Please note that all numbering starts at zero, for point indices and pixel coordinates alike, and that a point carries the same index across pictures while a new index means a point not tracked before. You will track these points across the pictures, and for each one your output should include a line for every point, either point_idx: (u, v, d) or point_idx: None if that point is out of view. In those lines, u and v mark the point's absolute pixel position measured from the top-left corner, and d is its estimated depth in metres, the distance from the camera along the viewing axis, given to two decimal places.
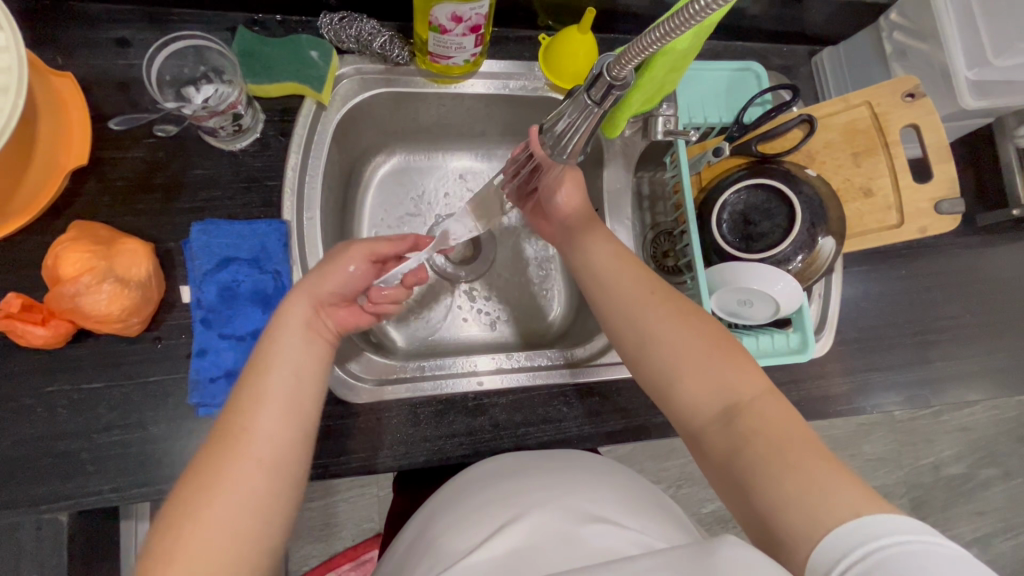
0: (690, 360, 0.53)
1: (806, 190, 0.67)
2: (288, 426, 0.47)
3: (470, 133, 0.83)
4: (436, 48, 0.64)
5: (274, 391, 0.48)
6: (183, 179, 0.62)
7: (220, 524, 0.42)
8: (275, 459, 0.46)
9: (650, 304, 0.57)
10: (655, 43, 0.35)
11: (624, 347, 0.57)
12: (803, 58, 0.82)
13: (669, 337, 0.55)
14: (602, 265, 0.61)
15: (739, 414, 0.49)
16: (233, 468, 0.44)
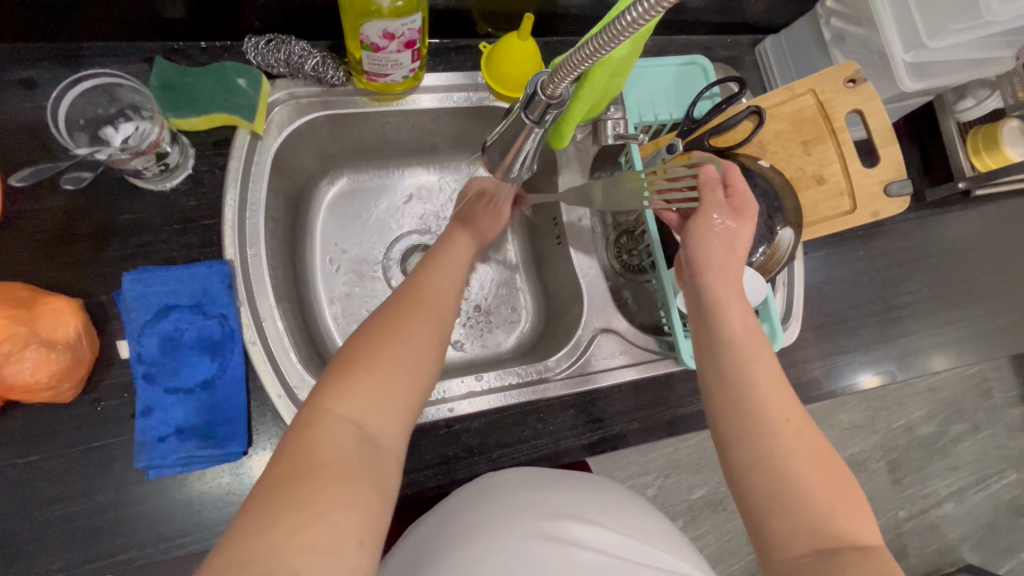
0: (810, 495, 0.47)
1: (761, 184, 0.66)
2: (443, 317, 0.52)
3: (421, 147, 0.80)
4: (372, 67, 0.61)
5: (438, 277, 0.55)
6: (111, 226, 0.58)
7: (396, 360, 0.45)
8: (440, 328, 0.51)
9: (785, 419, 0.49)
10: (587, 59, 0.34)
11: (734, 448, 0.51)
12: (746, 47, 0.82)
13: (795, 458, 0.48)
14: (734, 352, 0.53)
15: (841, 558, 0.45)
16: (408, 342, 0.47)
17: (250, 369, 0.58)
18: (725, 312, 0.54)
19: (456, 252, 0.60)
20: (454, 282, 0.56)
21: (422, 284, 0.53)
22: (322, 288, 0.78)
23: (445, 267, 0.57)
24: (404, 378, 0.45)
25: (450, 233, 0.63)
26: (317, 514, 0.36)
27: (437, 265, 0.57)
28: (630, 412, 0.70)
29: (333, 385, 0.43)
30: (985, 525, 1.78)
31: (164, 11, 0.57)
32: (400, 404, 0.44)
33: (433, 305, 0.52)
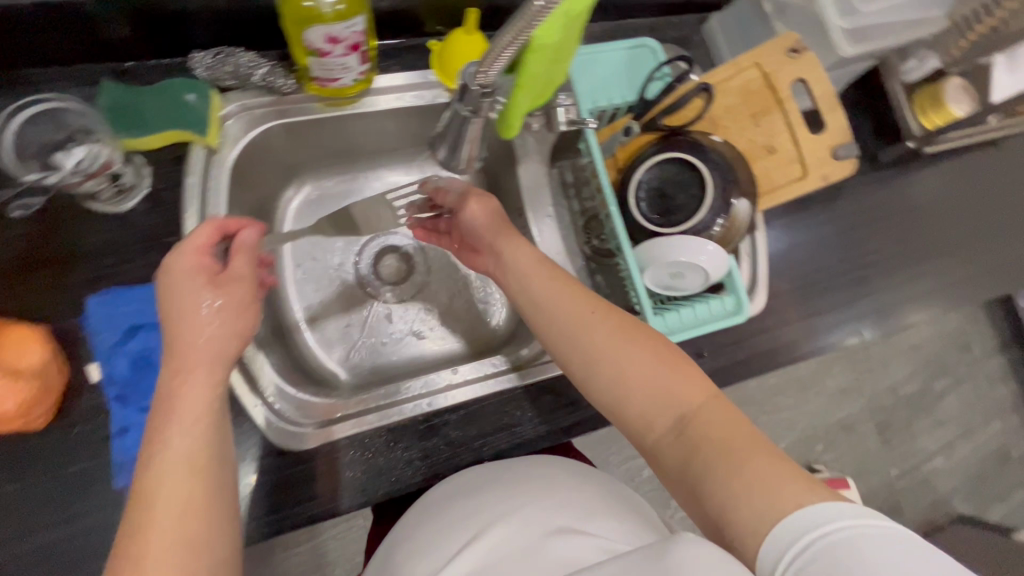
0: (635, 374, 0.50)
1: (716, 159, 0.68)
2: (194, 462, 0.43)
3: (382, 149, 0.81)
4: (320, 72, 0.62)
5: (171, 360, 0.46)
6: (71, 251, 0.58)
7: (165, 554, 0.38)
8: (195, 471, 0.42)
9: (613, 341, 0.52)
10: (510, 48, 0.35)
11: (573, 372, 0.54)
12: (694, 27, 0.84)
13: (615, 353, 0.51)
14: (546, 287, 0.57)
15: (689, 422, 0.47)
16: (162, 519, 0.40)
17: None
18: (543, 306, 0.57)
19: (191, 403, 0.45)
20: (190, 472, 0.42)
21: (150, 504, 0.40)
22: (295, 298, 0.79)
23: (178, 445, 0.43)
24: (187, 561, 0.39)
25: (181, 363, 0.47)
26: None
27: (158, 446, 0.42)
28: None
29: None
30: (973, 476, 1.83)
31: (107, 31, 0.57)
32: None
33: (171, 536, 0.39)
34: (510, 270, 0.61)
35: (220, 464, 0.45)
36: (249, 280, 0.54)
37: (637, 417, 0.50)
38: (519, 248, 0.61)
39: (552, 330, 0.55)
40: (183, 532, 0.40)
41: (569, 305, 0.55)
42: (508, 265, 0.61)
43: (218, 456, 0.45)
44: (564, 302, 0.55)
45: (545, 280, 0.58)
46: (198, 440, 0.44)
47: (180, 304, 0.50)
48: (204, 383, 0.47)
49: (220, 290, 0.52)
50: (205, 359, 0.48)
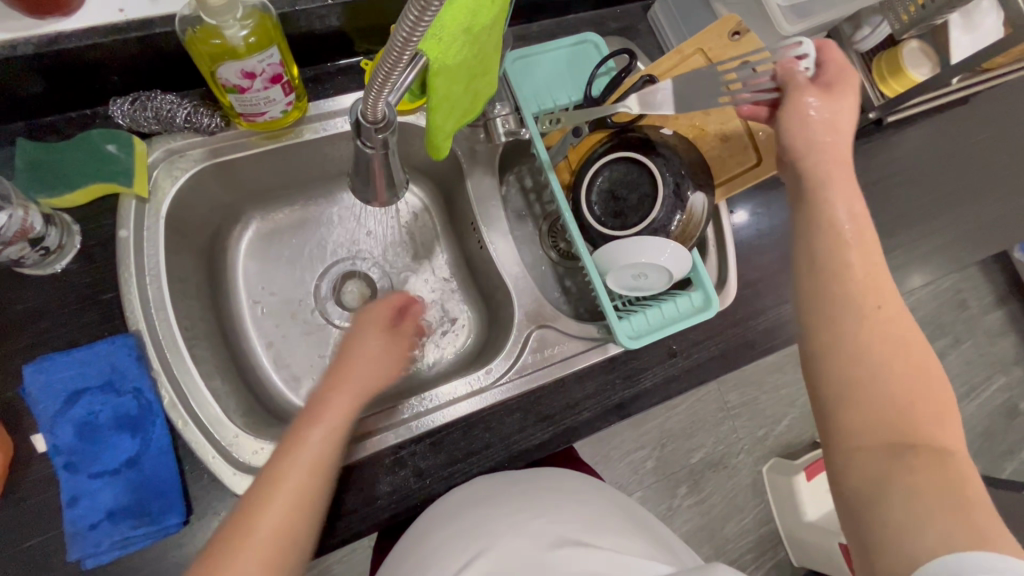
0: (889, 385, 0.42)
1: (668, 155, 0.66)
2: (320, 463, 0.49)
3: (329, 175, 0.79)
4: (244, 108, 0.60)
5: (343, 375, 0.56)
6: (6, 319, 0.56)
7: (269, 527, 0.44)
8: (318, 469, 0.48)
9: (893, 334, 0.43)
10: (390, 76, 0.33)
11: (819, 341, 0.45)
12: (638, 14, 0.81)
13: (878, 352, 0.43)
14: (832, 238, 0.47)
15: (917, 454, 0.40)
16: (280, 500, 0.46)
17: (176, 436, 0.57)
18: (826, 262, 0.46)
19: (324, 435, 0.50)
20: (309, 486, 0.47)
21: (276, 490, 0.46)
22: (255, 336, 0.77)
23: (311, 452, 0.49)
24: (273, 540, 0.44)
25: (335, 379, 0.55)
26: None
27: (297, 450, 0.48)
28: (578, 404, 0.69)
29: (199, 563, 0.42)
30: (980, 433, 1.81)
31: (17, 90, 0.55)
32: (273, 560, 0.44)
33: (281, 528, 0.45)
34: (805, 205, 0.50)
35: (328, 486, 0.49)
36: (400, 352, 0.62)
37: (849, 409, 0.43)
38: (841, 178, 0.49)
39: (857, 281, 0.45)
40: (284, 526, 0.45)
41: (864, 268, 0.45)
42: (800, 175, 0.51)
43: (329, 481, 0.49)
44: (862, 264, 0.45)
45: (847, 229, 0.47)
46: (321, 462, 0.49)
47: (357, 336, 0.60)
48: (350, 408, 0.53)
49: (387, 343, 0.61)
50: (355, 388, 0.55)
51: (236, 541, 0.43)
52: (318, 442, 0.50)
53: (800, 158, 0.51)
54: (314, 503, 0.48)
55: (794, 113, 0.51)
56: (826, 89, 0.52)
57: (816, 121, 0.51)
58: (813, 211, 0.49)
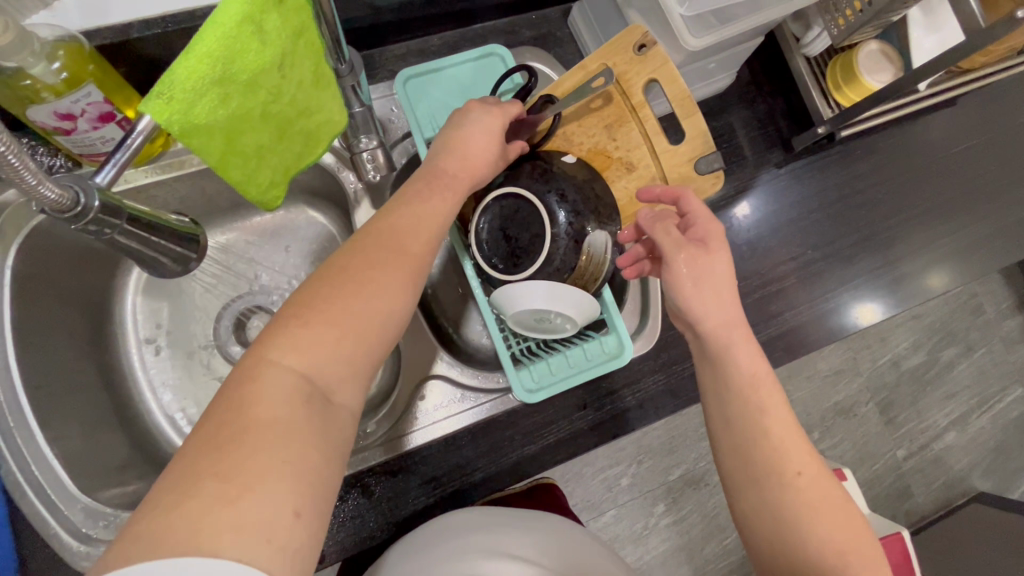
0: (817, 538, 0.45)
1: (567, 191, 0.58)
2: (405, 266, 0.44)
3: (219, 207, 0.74)
4: (81, 149, 0.54)
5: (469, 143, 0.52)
6: None
7: (342, 325, 0.39)
8: (406, 274, 0.44)
9: (810, 490, 0.46)
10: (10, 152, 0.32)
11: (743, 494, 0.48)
12: (558, 21, 0.73)
13: (807, 510, 0.45)
14: (744, 395, 0.48)
15: None
16: (351, 296, 0.40)
17: (15, 505, 0.58)
18: (758, 424, 0.47)
19: (437, 207, 0.48)
20: (393, 290, 0.42)
21: (347, 285, 0.41)
22: (145, 380, 0.72)
23: (408, 237, 0.45)
24: (351, 336, 0.39)
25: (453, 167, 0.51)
26: (249, 482, 0.32)
27: (401, 230, 0.45)
28: (471, 460, 0.64)
29: (267, 348, 0.37)
30: (994, 449, 1.54)
31: None
32: (345, 363, 0.39)
33: (368, 318, 0.40)
34: (712, 375, 0.50)
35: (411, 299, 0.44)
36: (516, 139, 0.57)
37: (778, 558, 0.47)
38: (743, 341, 0.48)
39: (757, 459, 0.47)
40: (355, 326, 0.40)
41: (777, 431, 0.47)
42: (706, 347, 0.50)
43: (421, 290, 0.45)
44: (776, 428, 0.47)
45: (765, 398, 0.47)
46: (431, 232, 0.47)
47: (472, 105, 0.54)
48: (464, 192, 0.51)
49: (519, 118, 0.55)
50: (479, 169, 0.53)
51: (299, 323, 0.38)
52: (422, 217, 0.47)
53: (697, 321, 0.49)
54: (420, 275, 0.45)
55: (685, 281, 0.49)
56: (701, 240, 0.50)
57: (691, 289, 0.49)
58: (731, 378, 0.48)
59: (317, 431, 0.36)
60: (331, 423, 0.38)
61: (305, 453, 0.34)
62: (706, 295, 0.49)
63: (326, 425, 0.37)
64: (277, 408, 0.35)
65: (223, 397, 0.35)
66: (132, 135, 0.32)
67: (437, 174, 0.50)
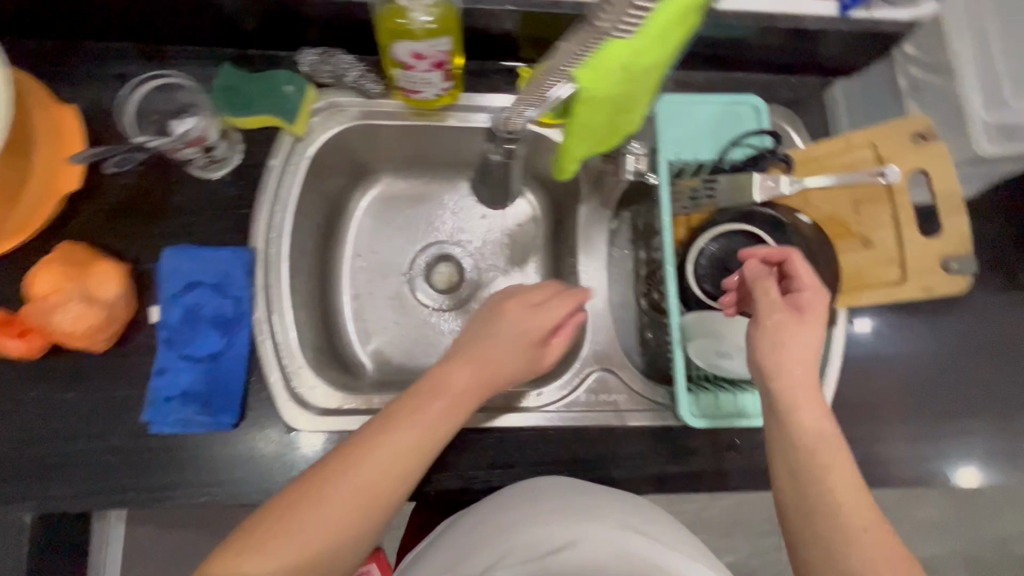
0: None
1: (799, 246, 0.62)
2: (405, 461, 0.50)
3: (455, 163, 0.83)
4: (405, 84, 0.65)
5: (472, 358, 0.58)
6: (165, 205, 0.65)
7: (370, 477, 0.48)
8: (413, 443, 0.51)
9: (877, 557, 0.44)
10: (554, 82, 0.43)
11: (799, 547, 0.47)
12: (815, 89, 0.75)
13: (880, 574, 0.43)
14: (807, 446, 0.48)
15: None
16: (372, 460, 0.49)
17: (255, 351, 0.64)
18: (821, 477, 0.47)
19: (506, 350, 0.59)
20: (405, 456, 0.50)
21: (365, 457, 0.48)
22: (347, 284, 0.83)
23: (426, 408, 0.53)
24: (368, 491, 0.48)
25: (461, 359, 0.58)
26: (268, 545, 0.44)
27: (482, 381, 0.57)
28: (616, 457, 0.67)
29: (283, 506, 0.46)
30: None
31: (235, 20, 0.65)
32: (373, 501, 0.48)
33: (387, 473, 0.49)
34: (777, 429, 0.50)
35: (419, 472, 0.51)
36: (557, 314, 0.62)
37: None
38: (810, 397, 0.49)
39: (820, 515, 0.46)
40: (393, 482, 0.49)
41: (835, 484, 0.46)
42: (773, 404, 0.50)
43: (422, 471, 0.51)
44: (840, 487, 0.46)
45: (831, 458, 0.47)
46: (442, 426, 0.53)
47: (491, 320, 0.61)
48: (471, 377, 0.56)
49: (538, 315, 0.61)
50: (497, 372, 0.58)
51: (336, 468, 0.48)
52: (438, 408, 0.53)
53: (774, 373, 0.49)
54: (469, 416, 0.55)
55: (767, 339, 0.50)
56: (800, 307, 0.51)
57: (789, 354, 0.49)
58: (794, 434, 0.48)
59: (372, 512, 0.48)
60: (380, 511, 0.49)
61: (346, 530, 0.47)
62: (801, 375, 0.49)
63: (335, 554, 0.46)
64: (283, 557, 0.44)
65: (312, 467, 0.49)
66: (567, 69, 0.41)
67: (480, 356, 0.58)
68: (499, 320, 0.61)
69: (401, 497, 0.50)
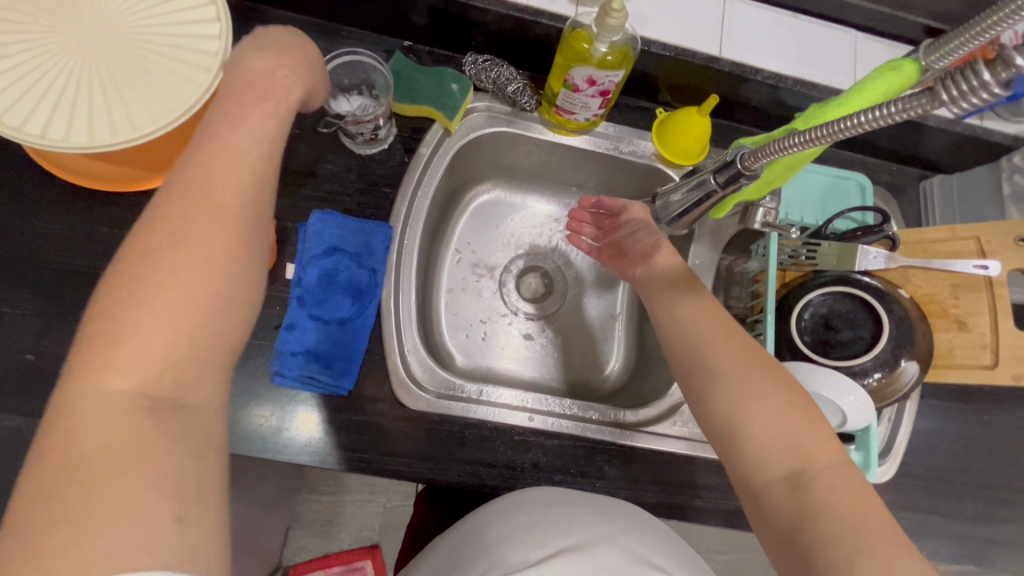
0: (780, 427, 0.48)
1: (900, 315, 0.66)
2: (235, 256, 0.39)
3: (568, 182, 0.87)
4: (564, 103, 0.70)
5: (224, 148, 0.41)
6: (315, 170, 0.69)
7: (163, 320, 0.35)
8: (220, 258, 0.38)
9: (766, 410, 0.49)
10: (794, 147, 0.38)
11: (713, 425, 0.52)
12: (911, 179, 0.83)
13: (768, 417, 0.48)
14: (691, 337, 0.57)
15: (812, 481, 0.45)
16: (159, 294, 0.35)
17: (378, 323, 0.67)
18: (714, 360, 0.54)
19: (248, 142, 0.43)
20: (220, 266, 0.38)
21: (149, 268, 0.36)
22: (444, 279, 0.85)
23: (195, 222, 0.38)
24: (182, 328, 0.36)
25: (196, 176, 0.40)
26: (91, 462, 0.31)
27: (207, 170, 0.40)
28: (696, 486, 0.69)
29: (74, 389, 0.33)
30: None
31: (414, 17, 0.70)
32: (190, 342, 0.36)
33: (189, 307, 0.36)
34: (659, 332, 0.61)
35: (248, 297, 0.40)
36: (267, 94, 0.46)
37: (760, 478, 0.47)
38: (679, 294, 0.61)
39: (780, 460, 0.47)
40: (193, 328, 0.36)
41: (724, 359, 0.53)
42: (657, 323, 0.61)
43: (244, 300, 0.40)
44: (794, 429, 0.47)
45: (716, 344, 0.55)
46: (218, 242, 0.38)
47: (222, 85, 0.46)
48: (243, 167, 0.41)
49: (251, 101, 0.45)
50: (248, 143, 0.43)
51: (116, 327, 0.34)
52: (210, 224, 0.38)
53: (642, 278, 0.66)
54: (247, 226, 0.40)
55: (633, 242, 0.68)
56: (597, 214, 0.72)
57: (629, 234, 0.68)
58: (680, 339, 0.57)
59: (213, 326, 0.37)
60: (226, 323, 0.38)
61: (184, 343, 0.36)
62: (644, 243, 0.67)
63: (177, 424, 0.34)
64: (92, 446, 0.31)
65: (118, 277, 0.36)
66: (795, 145, 0.38)
67: (201, 182, 0.39)
68: (240, 105, 0.44)
69: (228, 337, 0.39)
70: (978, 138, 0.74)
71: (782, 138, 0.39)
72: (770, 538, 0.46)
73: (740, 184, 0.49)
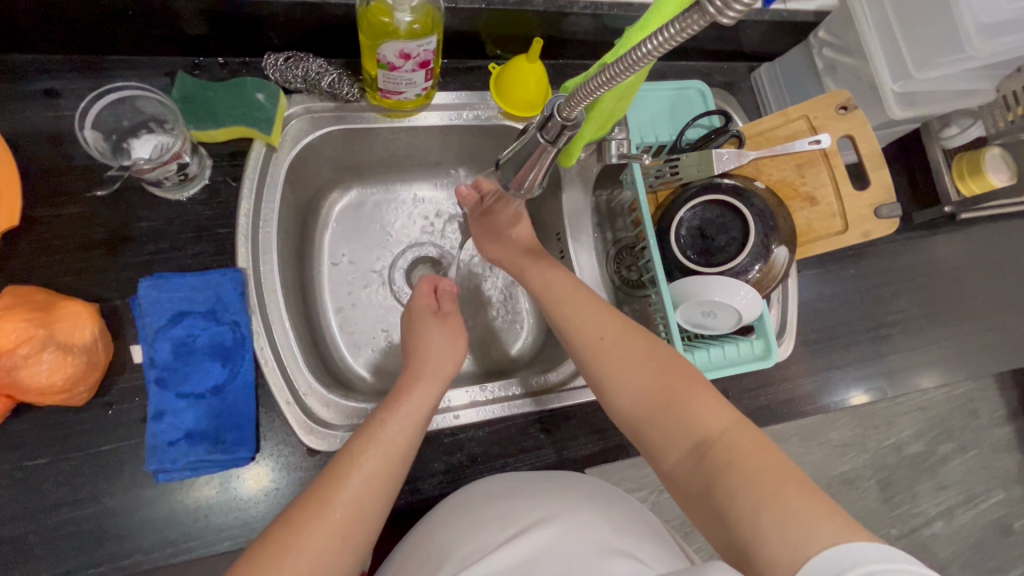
0: (674, 399, 0.54)
1: (760, 210, 0.70)
2: (388, 471, 0.51)
3: (426, 161, 0.82)
4: (386, 84, 0.64)
5: (428, 376, 0.59)
6: (129, 232, 0.60)
7: (321, 543, 0.45)
8: (374, 471, 0.50)
9: (656, 386, 0.55)
10: (602, 86, 0.37)
11: (619, 412, 0.57)
12: (742, 74, 0.87)
13: (658, 393, 0.55)
14: (582, 335, 0.61)
15: (710, 449, 0.50)
16: (330, 513, 0.46)
17: (260, 376, 0.60)
18: (612, 348, 0.59)
19: (417, 406, 0.56)
20: (366, 496, 0.49)
21: (316, 499, 0.47)
22: (329, 300, 0.79)
23: (393, 448, 0.52)
24: (341, 544, 0.46)
25: (416, 373, 0.60)
26: None
27: (377, 433, 0.52)
28: None
29: None
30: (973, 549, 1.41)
31: (186, 28, 0.60)
32: (340, 559, 0.46)
33: (348, 515, 0.47)
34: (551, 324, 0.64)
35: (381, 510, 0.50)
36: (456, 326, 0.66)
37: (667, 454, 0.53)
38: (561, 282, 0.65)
39: (681, 439, 0.52)
40: (341, 540, 0.46)
41: (615, 346, 0.59)
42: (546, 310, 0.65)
43: (375, 523, 0.49)
44: (694, 408, 0.52)
45: (608, 337, 0.60)
46: (377, 474, 0.50)
47: (415, 326, 0.64)
48: (429, 396, 0.58)
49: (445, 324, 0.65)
50: (436, 372, 0.60)
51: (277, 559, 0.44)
52: (365, 476, 0.49)
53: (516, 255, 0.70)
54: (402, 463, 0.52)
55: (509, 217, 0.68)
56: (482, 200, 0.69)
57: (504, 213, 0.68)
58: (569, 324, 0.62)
59: (354, 536, 0.47)
60: (363, 532, 0.48)
61: (336, 556, 0.46)
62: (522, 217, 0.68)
63: None
64: None
65: (265, 542, 0.45)
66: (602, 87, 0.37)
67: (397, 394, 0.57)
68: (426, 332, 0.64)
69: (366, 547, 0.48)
70: (788, 21, 0.78)
71: (589, 81, 0.38)
72: (688, 505, 0.52)
73: (568, 135, 0.49)
